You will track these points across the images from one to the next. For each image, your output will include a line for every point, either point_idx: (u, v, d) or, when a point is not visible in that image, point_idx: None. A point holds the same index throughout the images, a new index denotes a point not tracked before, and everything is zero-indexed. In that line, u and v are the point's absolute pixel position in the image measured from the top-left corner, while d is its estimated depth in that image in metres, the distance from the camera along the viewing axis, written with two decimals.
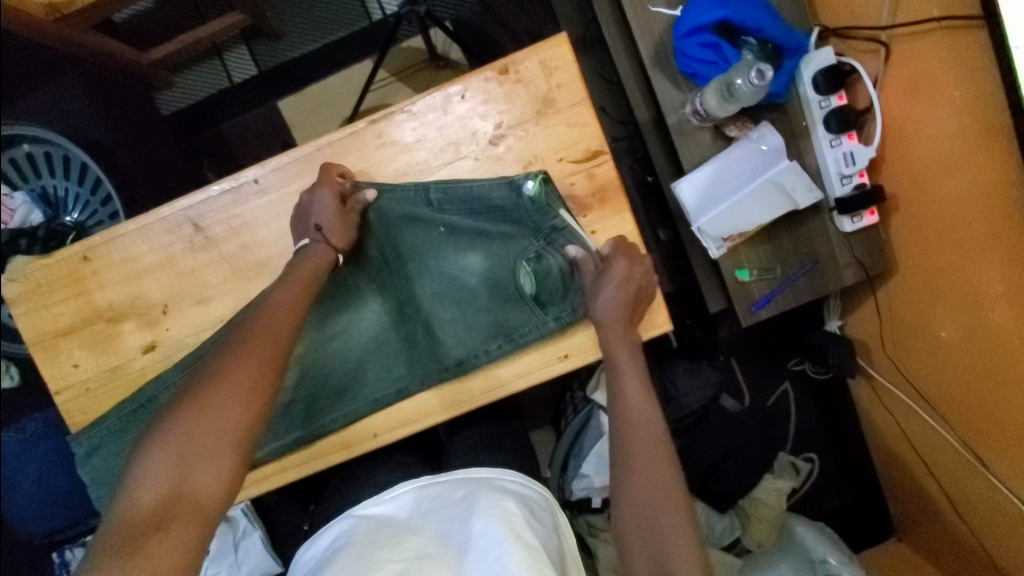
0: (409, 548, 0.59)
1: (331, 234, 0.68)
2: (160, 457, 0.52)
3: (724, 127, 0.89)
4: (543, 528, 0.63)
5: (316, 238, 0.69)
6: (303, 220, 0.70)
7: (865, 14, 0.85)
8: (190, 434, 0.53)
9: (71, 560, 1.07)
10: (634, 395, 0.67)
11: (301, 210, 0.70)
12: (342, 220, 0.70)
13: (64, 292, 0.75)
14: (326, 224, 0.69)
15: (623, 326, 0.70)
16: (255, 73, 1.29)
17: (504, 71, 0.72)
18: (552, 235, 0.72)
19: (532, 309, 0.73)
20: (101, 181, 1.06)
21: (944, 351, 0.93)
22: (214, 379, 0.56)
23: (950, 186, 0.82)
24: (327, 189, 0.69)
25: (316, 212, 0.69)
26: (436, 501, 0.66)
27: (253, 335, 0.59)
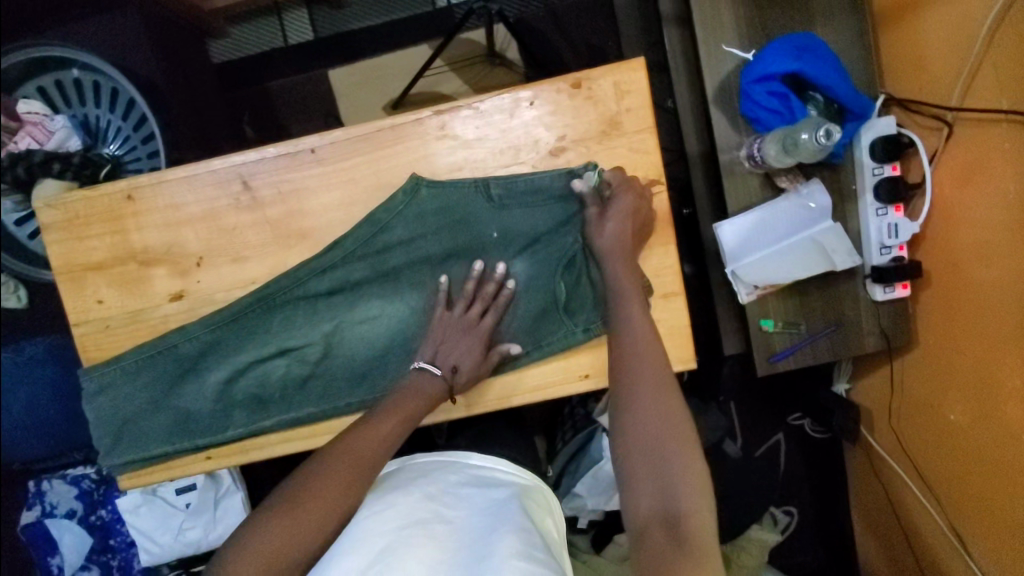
0: (399, 515, 0.57)
1: (456, 387, 0.70)
2: (250, 553, 0.56)
3: (775, 176, 0.89)
4: (539, 518, 0.61)
5: (443, 374, 0.71)
6: (442, 347, 0.72)
7: (935, 92, 0.85)
8: (280, 529, 0.57)
9: (48, 491, 1.04)
10: (639, 339, 0.66)
11: (448, 341, 0.72)
12: (475, 376, 0.72)
13: (100, 227, 0.74)
14: (462, 369, 0.71)
15: (626, 265, 0.69)
16: (311, 38, 1.27)
17: (576, 85, 0.72)
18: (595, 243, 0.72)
19: (562, 318, 0.73)
20: (146, 119, 1.06)
21: (949, 432, 0.94)
22: (307, 486, 0.60)
23: (986, 274, 0.82)
24: (478, 339, 0.72)
25: (461, 354, 0.71)
26: (429, 475, 0.64)
27: (346, 451, 0.63)
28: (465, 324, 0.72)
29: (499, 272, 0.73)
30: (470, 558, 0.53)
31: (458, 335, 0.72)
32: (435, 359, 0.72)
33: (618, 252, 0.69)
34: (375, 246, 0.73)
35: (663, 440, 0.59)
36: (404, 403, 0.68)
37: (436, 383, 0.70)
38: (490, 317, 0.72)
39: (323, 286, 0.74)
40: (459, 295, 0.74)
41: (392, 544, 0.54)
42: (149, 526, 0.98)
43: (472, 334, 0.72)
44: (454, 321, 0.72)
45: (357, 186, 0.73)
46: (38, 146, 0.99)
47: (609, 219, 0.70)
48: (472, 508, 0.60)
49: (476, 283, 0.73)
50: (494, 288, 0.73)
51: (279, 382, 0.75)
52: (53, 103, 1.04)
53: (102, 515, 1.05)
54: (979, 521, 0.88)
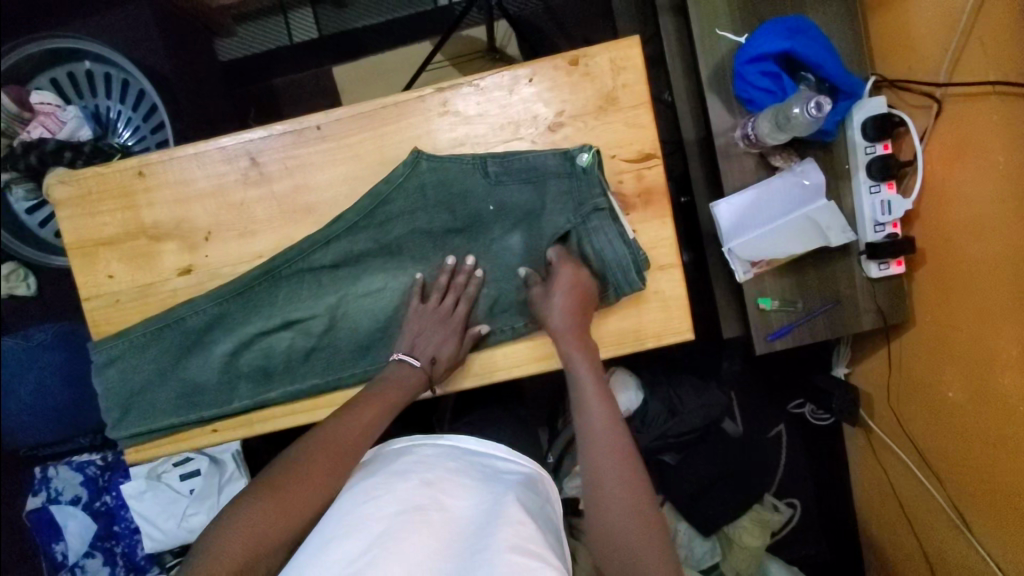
0: (397, 501, 0.57)
1: (436, 378, 0.72)
2: (233, 535, 0.57)
3: (769, 156, 0.92)
4: (537, 503, 0.61)
5: (425, 366, 0.73)
6: (419, 341, 0.73)
7: (923, 71, 0.87)
8: (266, 514, 0.58)
9: (53, 477, 1.05)
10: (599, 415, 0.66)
11: (424, 334, 0.73)
12: (452, 365, 0.74)
13: (112, 203, 0.77)
14: (440, 361, 0.73)
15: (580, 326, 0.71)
16: (316, 36, 1.31)
17: (573, 62, 0.74)
18: (591, 215, 0.73)
19: None
20: (155, 109, 1.08)
21: (949, 410, 0.94)
22: (291, 475, 0.61)
23: (975, 249, 0.85)
24: (453, 329, 0.73)
25: (439, 347, 0.73)
26: (425, 457, 0.64)
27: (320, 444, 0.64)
28: (439, 313, 0.74)
29: (468, 264, 0.75)
30: (465, 551, 0.54)
31: (432, 325, 0.73)
32: (413, 351, 0.73)
33: (573, 337, 0.71)
34: (378, 219, 0.75)
35: (630, 529, 0.60)
36: (381, 395, 0.70)
37: (416, 374, 0.73)
38: (462, 308, 0.74)
39: (326, 260, 0.75)
40: (434, 286, 0.75)
41: (391, 531, 0.55)
42: (153, 512, 0.98)
43: (448, 325, 0.73)
44: (429, 314, 0.74)
45: (362, 162, 0.75)
46: (51, 135, 1.04)
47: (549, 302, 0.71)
48: (469, 497, 0.60)
49: (449, 275, 0.75)
50: (464, 280, 0.75)
51: (284, 354, 0.76)
52: (65, 94, 1.08)
53: (106, 501, 1.05)
54: (980, 505, 0.89)
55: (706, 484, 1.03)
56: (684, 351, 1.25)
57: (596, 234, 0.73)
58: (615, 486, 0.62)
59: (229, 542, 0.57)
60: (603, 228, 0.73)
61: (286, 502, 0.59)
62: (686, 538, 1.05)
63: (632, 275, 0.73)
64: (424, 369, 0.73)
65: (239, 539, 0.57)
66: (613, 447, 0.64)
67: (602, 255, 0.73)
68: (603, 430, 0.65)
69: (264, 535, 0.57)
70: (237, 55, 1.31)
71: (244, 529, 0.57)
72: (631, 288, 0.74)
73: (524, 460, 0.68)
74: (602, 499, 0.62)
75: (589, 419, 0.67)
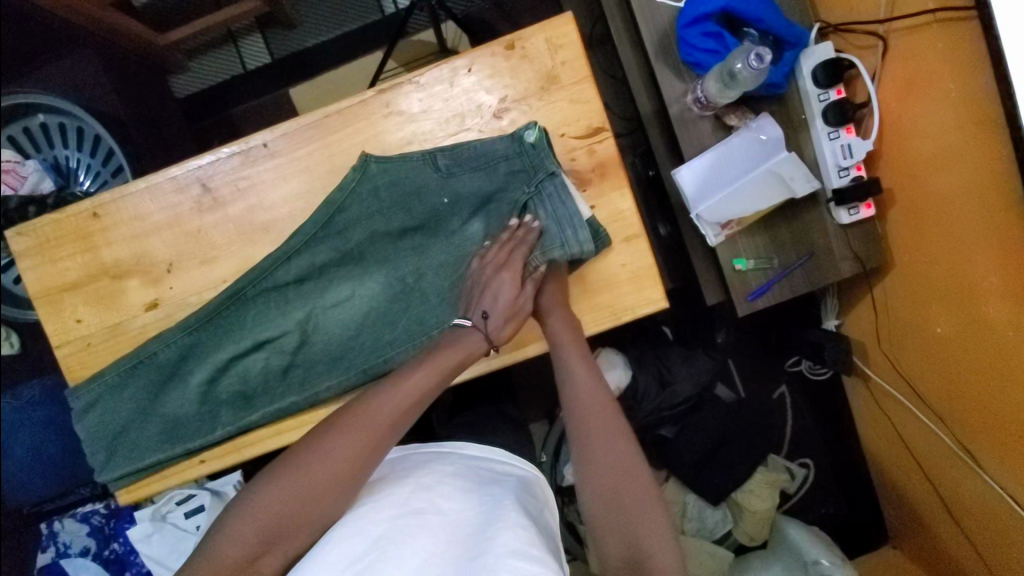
0: (394, 506, 0.58)
1: (493, 334, 0.68)
2: (246, 526, 0.57)
3: (724, 117, 0.91)
4: (536, 507, 0.61)
5: (478, 324, 0.70)
6: (473, 297, 0.71)
7: (863, 10, 0.86)
8: (281, 508, 0.58)
9: (59, 530, 1.06)
10: (587, 386, 0.68)
11: (477, 291, 0.71)
12: (507, 318, 0.70)
13: (72, 247, 0.76)
14: (493, 314, 0.69)
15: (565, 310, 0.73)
16: (269, 60, 1.31)
17: (510, 47, 0.74)
18: (543, 184, 0.72)
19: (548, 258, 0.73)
20: (113, 152, 1.08)
21: (940, 347, 0.93)
22: (308, 463, 0.60)
23: (941, 183, 0.84)
24: (515, 277, 0.69)
25: (493, 299, 0.70)
26: (420, 466, 0.65)
27: (349, 414, 0.63)
28: (497, 266, 0.70)
29: (528, 219, 0.71)
30: (463, 552, 0.54)
31: (488, 281, 0.70)
32: (467, 309, 0.71)
33: (567, 331, 0.71)
34: (335, 229, 0.74)
35: (632, 516, 0.60)
36: (436, 358, 0.67)
37: (473, 335, 0.69)
38: (519, 255, 0.70)
39: (291, 275, 0.75)
40: (495, 246, 0.72)
41: (387, 534, 0.55)
42: (162, 553, 0.98)
43: (508, 278, 0.69)
44: (486, 273, 0.71)
45: (313, 173, 0.75)
46: (13, 190, 1.05)
47: (548, 296, 0.73)
48: (467, 500, 0.60)
49: (511, 233, 0.71)
50: (523, 233, 0.71)
51: (261, 374, 0.76)
52: (24, 150, 1.08)
53: (115, 548, 1.05)
54: (985, 440, 0.88)
55: (706, 452, 1.02)
56: (674, 325, 1.25)
57: (552, 202, 0.71)
58: (615, 481, 0.62)
59: (240, 530, 0.57)
60: (558, 196, 0.71)
61: (302, 484, 0.59)
62: (696, 510, 1.04)
63: (581, 232, 0.71)
64: (478, 330, 0.69)
65: (248, 536, 0.57)
66: (614, 441, 0.64)
67: (554, 217, 0.71)
68: (599, 424, 0.65)
69: (276, 531, 0.58)
70: (194, 89, 1.32)
71: (253, 519, 0.57)
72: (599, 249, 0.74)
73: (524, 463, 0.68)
74: (601, 482, 0.62)
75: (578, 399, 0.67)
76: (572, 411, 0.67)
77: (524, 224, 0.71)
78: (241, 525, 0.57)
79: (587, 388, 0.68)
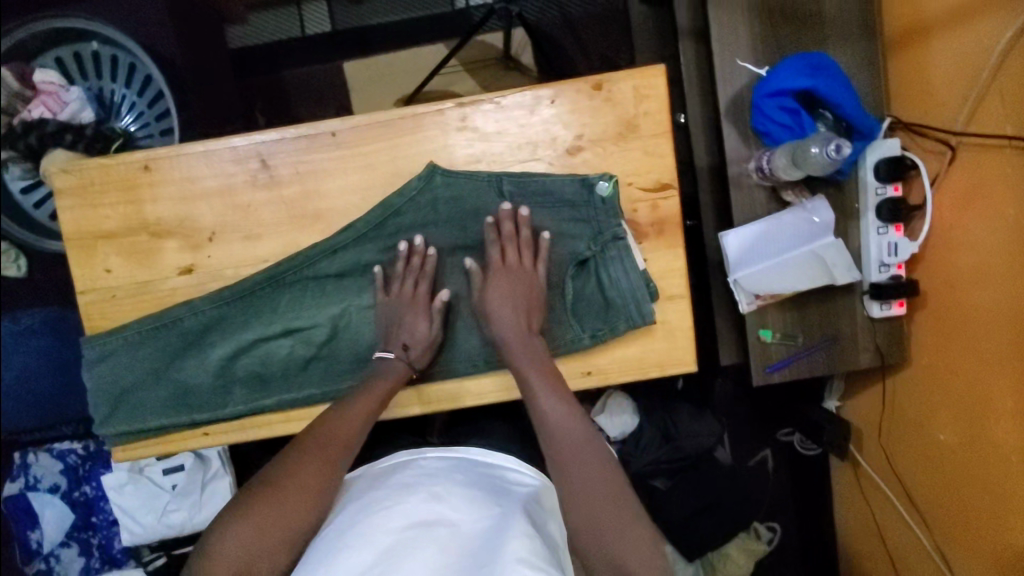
0: (404, 517, 0.58)
1: (414, 362, 0.72)
2: (235, 540, 0.59)
3: (781, 190, 0.92)
4: (544, 522, 0.61)
5: (400, 356, 0.73)
6: (392, 329, 0.74)
7: (939, 118, 0.86)
8: (262, 522, 0.59)
9: (32, 464, 1.06)
10: (555, 409, 0.66)
11: (393, 322, 0.74)
12: (429, 347, 0.74)
13: (115, 195, 0.74)
14: (414, 345, 0.73)
15: (527, 326, 0.72)
16: (329, 30, 1.29)
17: (596, 87, 0.73)
18: (609, 244, 0.73)
19: (604, 311, 0.74)
20: (162, 96, 1.05)
21: (940, 453, 0.95)
22: (281, 478, 0.62)
23: (977, 299, 0.85)
24: (420, 309, 0.74)
25: (411, 332, 0.73)
26: (433, 471, 0.64)
27: (311, 437, 0.66)
28: (403, 302, 0.74)
29: (419, 243, 0.73)
30: (471, 562, 0.54)
31: (404, 314, 0.73)
32: (386, 342, 0.73)
33: (527, 351, 0.70)
34: (388, 232, 0.74)
35: (606, 523, 0.58)
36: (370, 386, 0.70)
37: (394, 365, 0.72)
38: (422, 290, 0.74)
39: (333, 268, 0.75)
40: (394, 275, 0.74)
41: (395, 547, 0.55)
42: (135, 506, 1.03)
43: (414, 308, 0.73)
44: (400, 301, 0.74)
45: (375, 171, 0.74)
46: (51, 115, 1.01)
47: (493, 306, 0.72)
48: (476, 508, 0.60)
49: (405, 259, 0.74)
50: (421, 259, 0.74)
51: (282, 361, 0.75)
52: (69, 74, 1.04)
53: (85, 491, 1.07)
54: (965, 549, 0.90)
55: (692, 510, 1.03)
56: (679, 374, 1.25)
57: (615, 263, 0.73)
58: (582, 475, 0.61)
59: (231, 544, 0.58)
60: (622, 256, 0.73)
61: (278, 497, 0.61)
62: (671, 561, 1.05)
63: (645, 310, 0.73)
64: (401, 360, 0.72)
65: (239, 544, 0.58)
66: (591, 449, 0.63)
67: (617, 286, 0.73)
68: (568, 437, 0.64)
69: (259, 543, 0.59)
70: (243, 42, 1.28)
71: (241, 535, 0.59)
72: (640, 323, 0.73)
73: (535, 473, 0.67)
74: (575, 487, 0.60)
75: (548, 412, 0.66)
76: (535, 417, 0.66)
77: (413, 247, 0.74)
78: (229, 543, 0.58)
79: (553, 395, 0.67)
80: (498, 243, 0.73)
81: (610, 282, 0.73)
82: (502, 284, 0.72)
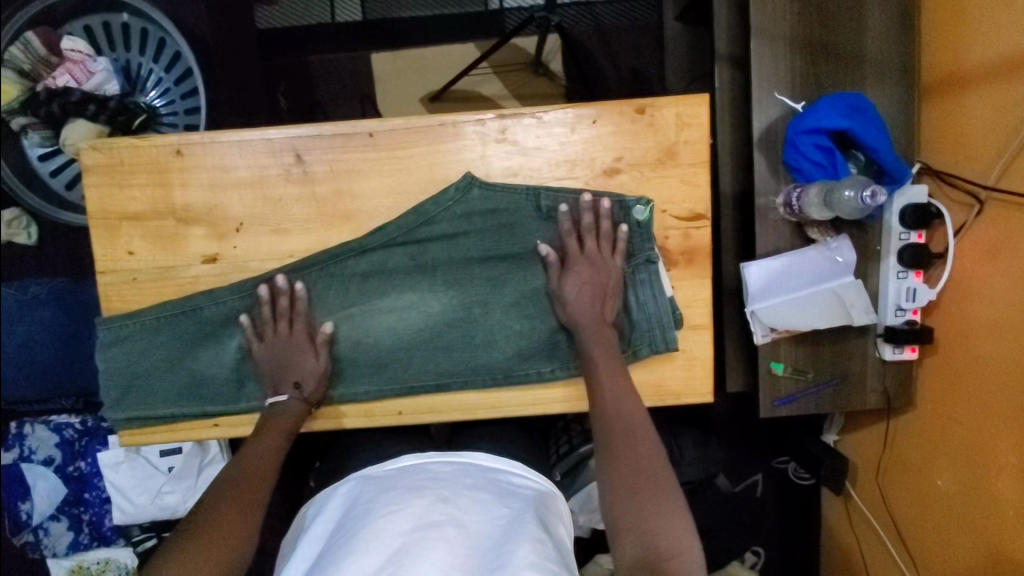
0: (411, 519, 0.57)
1: (310, 397, 0.71)
2: None
3: (807, 227, 0.92)
4: (554, 524, 0.61)
5: (295, 395, 0.72)
6: (282, 371, 0.72)
7: (970, 170, 0.87)
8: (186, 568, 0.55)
9: (27, 435, 1.05)
10: (614, 400, 0.67)
11: (280, 363, 0.73)
12: (323, 381, 0.73)
13: (144, 177, 0.73)
14: (306, 382, 0.72)
15: (595, 320, 0.71)
16: (359, 19, 1.27)
17: (640, 110, 0.73)
18: (640, 267, 0.74)
19: (628, 334, 0.75)
20: (190, 74, 1.03)
21: (936, 499, 0.96)
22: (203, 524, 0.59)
23: (988, 350, 0.86)
24: (305, 347, 0.73)
25: (302, 370, 0.72)
26: (440, 473, 0.64)
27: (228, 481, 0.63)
28: (286, 343, 0.73)
29: (284, 284, 0.73)
30: (480, 565, 0.54)
31: (290, 354, 0.72)
32: (277, 385, 0.73)
33: (603, 341, 0.70)
34: (418, 237, 0.74)
35: (654, 520, 0.57)
36: (270, 431, 0.68)
37: (293, 406, 0.71)
38: (299, 328, 0.73)
39: (361, 268, 0.74)
40: (264, 321, 0.73)
41: (407, 547, 0.55)
42: (128, 484, 1.03)
43: (298, 347, 0.73)
44: (280, 344, 0.73)
45: (410, 175, 0.73)
46: (76, 84, 0.98)
47: (565, 290, 0.71)
48: (485, 511, 0.60)
49: (273, 302, 0.73)
50: (288, 301, 0.73)
51: None
52: (95, 43, 1.01)
53: (80, 467, 1.05)
54: None
55: None
56: None
57: (644, 287, 0.74)
58: (633, 469, 0.60)
59: None
60: (651, 281, 0.74)
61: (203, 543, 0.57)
62: None
63: (670, 336, 0.74)
64: (297, 399, 0.72)
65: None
66: (644, 443, 0.63)
67: (643, 310, 0.74)
68: (621, 427, 0.64)
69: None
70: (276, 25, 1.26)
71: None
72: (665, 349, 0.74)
73: (540, 477, 0.67)
74: (630, 477, 0.60)
75: (614, 397, 0.67)
76: (598, 405, 0.67)
77: (277, 289, 0.73)
78: None
79: (612, 391, 0.67)
80: (575, 234, 0.72)
81: (636, 305, 0.74)
82: (578, 275, 0.71)
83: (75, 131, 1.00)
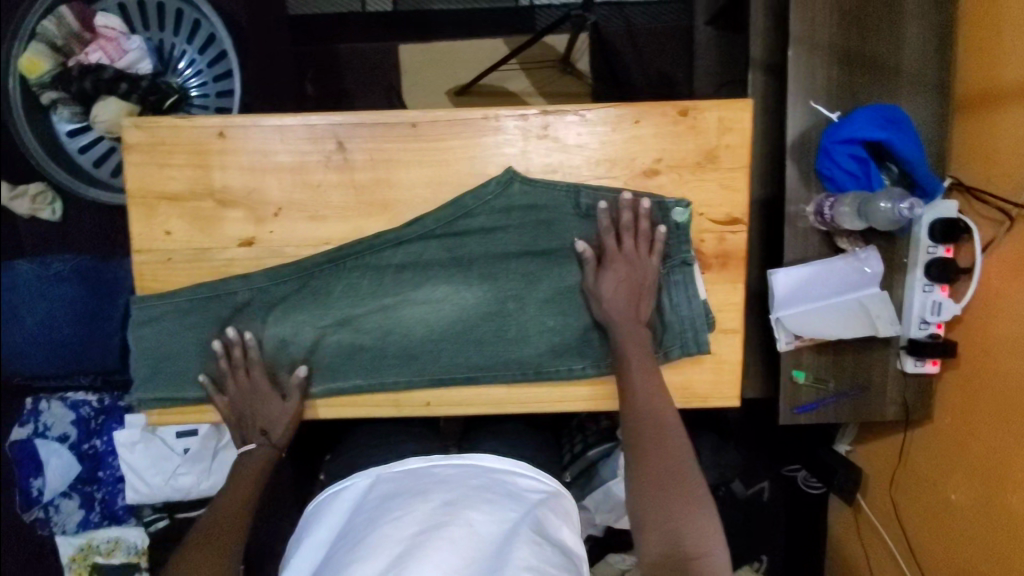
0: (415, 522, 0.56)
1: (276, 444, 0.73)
2: None
3: (837, 237, 0.93)
4: (560, 528, 0.59)
5: (262, 442, 0.74)
6: (249, 420, 0.74)
7: (1001, 187, 0.87)
8: None
9: (43, 411, 1.06)
10: (645, 401, 0.67)
11: (246, 412, 0.74)
12: (288, 425, 0.74)
13: (184, 157, 0.73)
14: (271, 429, 0.74)
15: (633, 318, 0.72)
16: (390, 10, 1.27)
17: (682, 113, 0.73)
18: (676, 268, 0.74)
19: (659, 335, 0.75)
20: (225, 56, 1.03)
21: (948, 511, 0.97)
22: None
23: (1008, 368, 0.86)
24: (268, 395, 0.73)
25: (267, 419, 0.74)
26: (446, 475, 0.63)
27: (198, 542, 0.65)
28: (245, 392, 0.73)
29: (240, 338, 0.73)
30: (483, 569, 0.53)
31: (252, 403, 0.74)
32: (245, 432, 0.75)
33: (639, 342, 0.70)
34: (455, 230, 0.74)
35: (680, 522, 0.58)
36: (238, 488, 0.70)
37: (263, 452, 0.74)
38: (258, 376, 0.73)
39: (396, 259, 0.74)
40: (223, 373, 0.74)
41: (412, 548, 0.54)
42: (141, 465, 1.02)
43: (258, 396, 0.73)
44: (242, 394, 0.73)
45: (450, 167, 0.73)
46: (110, 62, 0.99)
47: (601, 289, 0.72)
48: (491, 513, 0.58)
49: (229, 355, 0.73)
50: (242, 352, 0.73)
51: (330, 350, 0.75)
52: (129, 20, 1.00)
53: (95, 445, 1.06)
54: None
55: None
56: None
57: (678, 289, 0.74)
58: (657, 472, 0.61)
59: None
60: (686, 283, 0.74)
61: None
62: None
63: (701, 338, 0.74)
64: (264, 445, 0.74)
65: None
66: (670, 444, 0.63)
67: (676, 311, 0.74)
68: (647, 426, 0.64)
69: None
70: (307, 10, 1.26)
71: None
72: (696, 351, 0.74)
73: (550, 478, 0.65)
74: (656, 479, 0.60)
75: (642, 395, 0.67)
76: (627, 406, 0.67)
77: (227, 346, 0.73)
78: None
79: (643, 390, 0.68)
80: (613, 232, 0.72)
81: (669, 306, 0.74)
82: (615, 273, 0.71)
83: (105, 108, 0.99)
